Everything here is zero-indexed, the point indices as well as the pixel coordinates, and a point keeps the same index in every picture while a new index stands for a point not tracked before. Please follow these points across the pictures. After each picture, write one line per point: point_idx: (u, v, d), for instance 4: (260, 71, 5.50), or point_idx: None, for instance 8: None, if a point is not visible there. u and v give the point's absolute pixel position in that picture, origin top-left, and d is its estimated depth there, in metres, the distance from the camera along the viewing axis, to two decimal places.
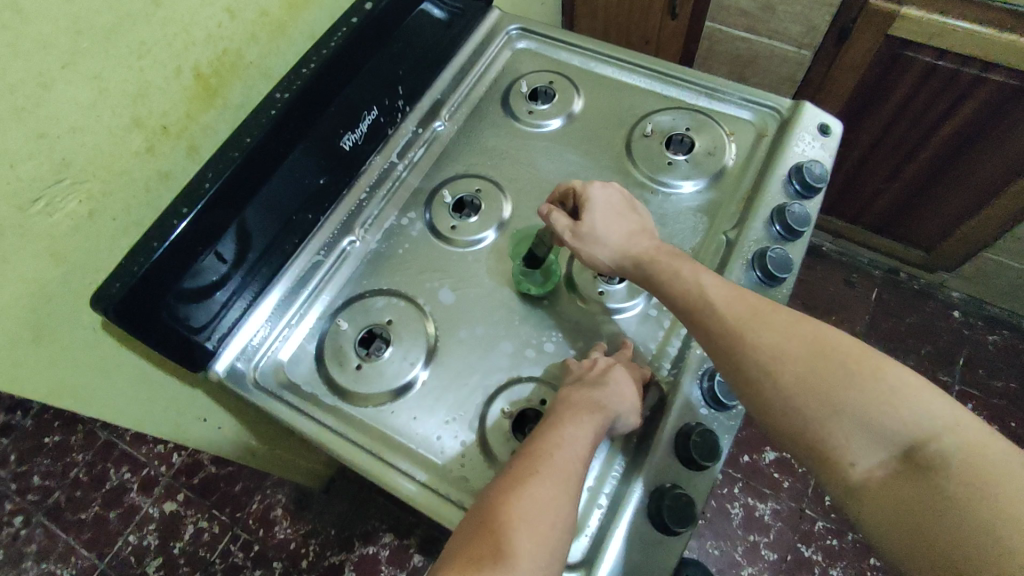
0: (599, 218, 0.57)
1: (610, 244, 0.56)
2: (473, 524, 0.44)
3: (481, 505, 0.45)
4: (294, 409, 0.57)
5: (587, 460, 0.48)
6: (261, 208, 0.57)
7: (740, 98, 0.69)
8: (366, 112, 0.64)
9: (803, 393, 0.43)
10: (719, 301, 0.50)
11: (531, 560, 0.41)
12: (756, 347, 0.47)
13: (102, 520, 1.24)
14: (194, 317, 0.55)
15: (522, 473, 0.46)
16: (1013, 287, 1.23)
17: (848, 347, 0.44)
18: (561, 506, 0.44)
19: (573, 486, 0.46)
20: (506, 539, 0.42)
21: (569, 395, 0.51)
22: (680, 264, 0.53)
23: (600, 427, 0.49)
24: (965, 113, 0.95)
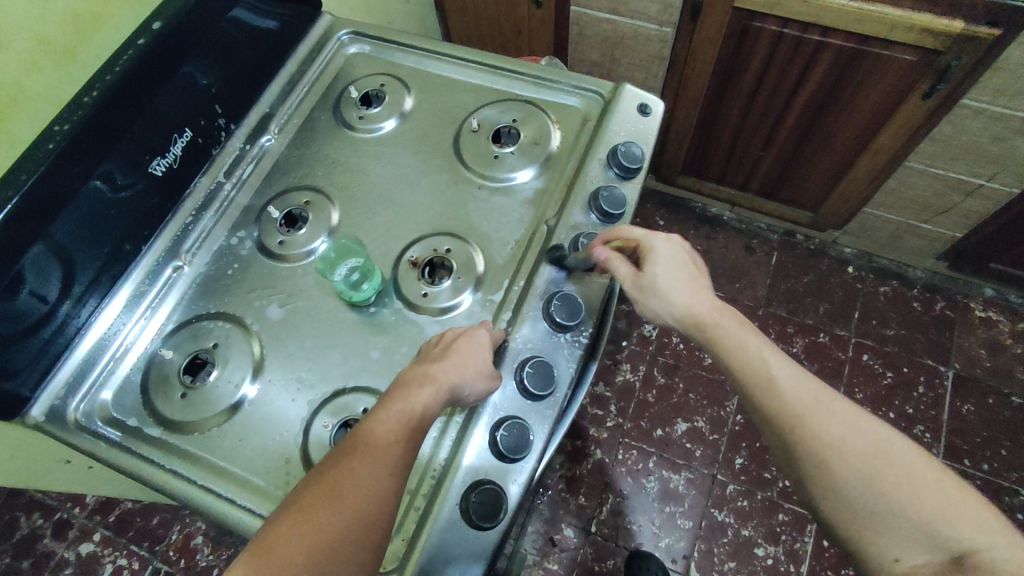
0: (661, 270, 0.58)
1: (673, 301, 0.58)
2: (293, 494, 0.45)
3: (306, 476, 0.47)
4: (119, 446, 0.56)
5: (410, 433, 0.48)
6: (78, 239, 0.55)
7: (568, 85, 0.70)
8: (177, 134, 0.62)
9: (801, 394, 0.52)
10: (785, 384, 0.53)
11: (331, 528, 0.43)
12: (833, 425, 0.50)
13: (14, 571, 1.20)
14: (10, 362, 0.54)
15: (336, 458, 0.47)
16: (894, 238, 1.29)
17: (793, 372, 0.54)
18: (376, 479, 0.46)
19: (392, 459, 0.47)
20: (298, 523, 0.43)
21: (404, 374, 0.52)
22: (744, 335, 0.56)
23: (427, 400, 0.50)
24: (818, 75, 1.00)
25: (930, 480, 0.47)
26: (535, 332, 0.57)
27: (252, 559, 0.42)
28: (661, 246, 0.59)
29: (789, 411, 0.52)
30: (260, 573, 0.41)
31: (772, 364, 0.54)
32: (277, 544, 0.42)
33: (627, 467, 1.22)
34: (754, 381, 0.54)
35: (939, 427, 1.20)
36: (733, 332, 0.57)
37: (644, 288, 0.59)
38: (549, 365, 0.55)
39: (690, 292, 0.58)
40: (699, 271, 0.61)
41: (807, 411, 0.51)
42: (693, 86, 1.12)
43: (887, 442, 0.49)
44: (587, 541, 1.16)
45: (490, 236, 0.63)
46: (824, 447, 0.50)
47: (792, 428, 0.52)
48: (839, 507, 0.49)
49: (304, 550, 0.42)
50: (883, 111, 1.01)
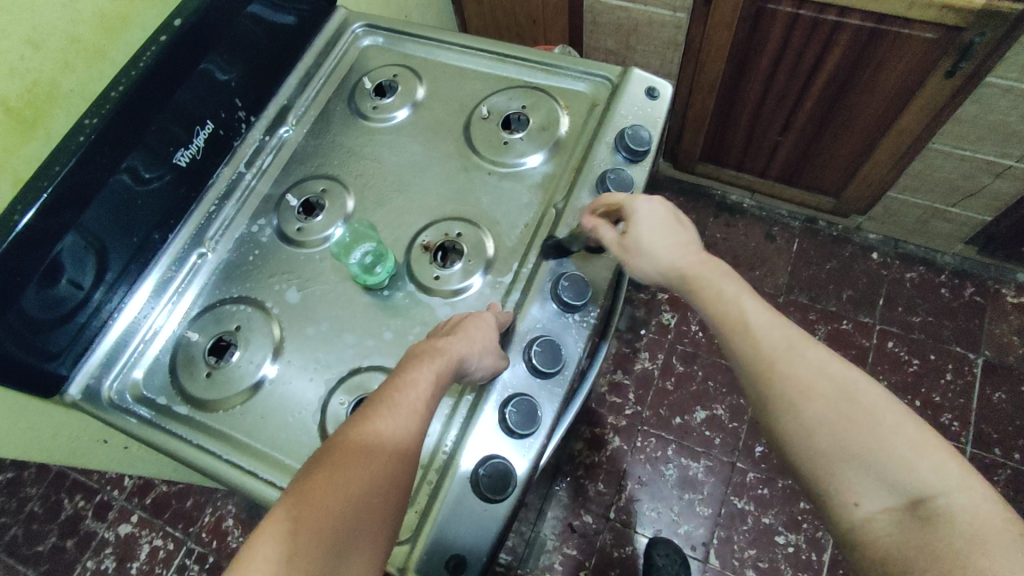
0: (645, 232, 0.57)
1: (655, 259, 0.58)
2: (318, 457, 0.46)
3: (330, 442, 0.47)
4: (149, 423, 0.59)
5: (426, 401, 0.50)
6: (110, 227, 0.59)
7: (576, 70, 0.71)
8: (199, 127, 0.65)
9: (772, 347, 0.52)
10: (761, 331, 0.53)
11: (363, 486, 0.45)
12: (803, 371, 0.50)
13: (59, 549, 1.27)
14: (50, 345, 0.57)
15: (361, 421, 0.48)
16: (921, 223, 1.26)
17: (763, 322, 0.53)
18: (399, 441, 0.48)
19: (411, 425, 0.49)
20: (330, 480, 0.44)
21: (414, 349, 0.53)
22: (724, 287, 0.56)
23: (441, 371, 0.51)
24: (835, 56, 0.98)
25: (896, 428, 0.47)
26: (544, 313, 0.58)
27: (289, 512, 0.43)
28: (642, 209, 0.58)
29: (761, 359, 0.52)
30: (298, 525, 0.42)
31: (750, 313, 0.54)
32: (312, 498, 0.43)
33: (645, 454, 1.22)
34: (728, 326, 0.54)
35: (968, 414, 1.18)
36: (712, 284, 0.56)
37: (630, 251, 0.58)
38: (557, 344, 0.56)
39: (673, 253, 0.58)
40: (683, 226, 0.60)
41: (777, 357, 0.51)
42: (709, 71, 1.11)
43: (855, 387, 0.49)
44: (605, 527, 1.17)
45: (499, 220, 0.64)
46: (791, 391, 0.50)
47: (763, 377, 0.52)
48: (804, 450, 0.49)
49: (338, 505, 0.43)
50: (905, 91, 0.99)
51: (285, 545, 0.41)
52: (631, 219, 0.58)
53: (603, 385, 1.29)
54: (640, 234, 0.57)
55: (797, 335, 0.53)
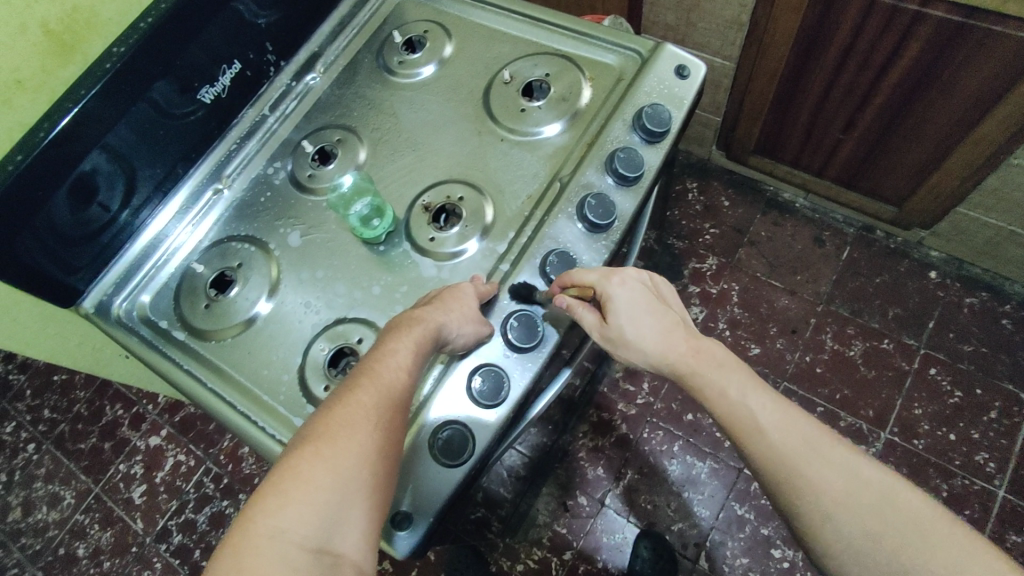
0: (627, 321, 0.55)
1: (644, 350, 0.56)
2: (302, 432, 0.44)
3: (312, 417, 0.45)
4: (148, 343, 0.63)
5: (407, 370, 0.49)
6: (136, 155, 0.61)
7: (606, 41, 0.68)
8: (226, 66, 0.66)
9: (795, 445, 0.51)
10: (779, 436, 0.52)
11: (351, 456, 0.43)
12: (831, 477, 0.50)
13: (97, 450, 1.39)
14: (73, 260, 0.61)
15: (345, 391, 0.46)
16: (992, 245, 1.16)
17: (783, 422, 0.52)
18: (382, 412, 0.46)
19: (393, 396, 0.47)
20: (318, 450, 0.42)
21: (395, 320, 0.52)
22: (723, 380, 0.55)
23: (421, 340, 0.50)
24: (912, 51, 0.89)
25: (937, 531, 0.47)
26: (529, 288, 0.57)
27: (282, 483, 0.41)
28: (618, 293, 0.55)
29: (786, 463, 0.51)
30: (292, 494, 0.40)
31: (764, 416, 0.53)
32: (302, 468, 0.41)
33: (651, 446, 1.20)
34: (752, 437, 0.52)
35: (1008, 457, 1.09)
36: (715, 382, 0.55)
37: (613, 337, 0.56)
38: (536, 320, 0.55)
39: (660, 339, 0.55)
40: (666, 304, 0.58)
41: (806, 463, 0.50)
42: (773, 56, 1.04)
43: (880, 483, 0.49)
44: (600, 512, 1.17)
45: (503, 189, 0.63)
46: (827, 502, 0.49)
47: (790, 483, 0.50)
48: (845, 561, 0.48)
49: (330, 475, 0.42)
50: (986, 96, 0.89)
51: (280, 515, 0.39)
52: (609, 306, 0.55)
53: (619, 371, 1.27)
54: (620, 322, 0.55)
55: (817, 436, 0.52)
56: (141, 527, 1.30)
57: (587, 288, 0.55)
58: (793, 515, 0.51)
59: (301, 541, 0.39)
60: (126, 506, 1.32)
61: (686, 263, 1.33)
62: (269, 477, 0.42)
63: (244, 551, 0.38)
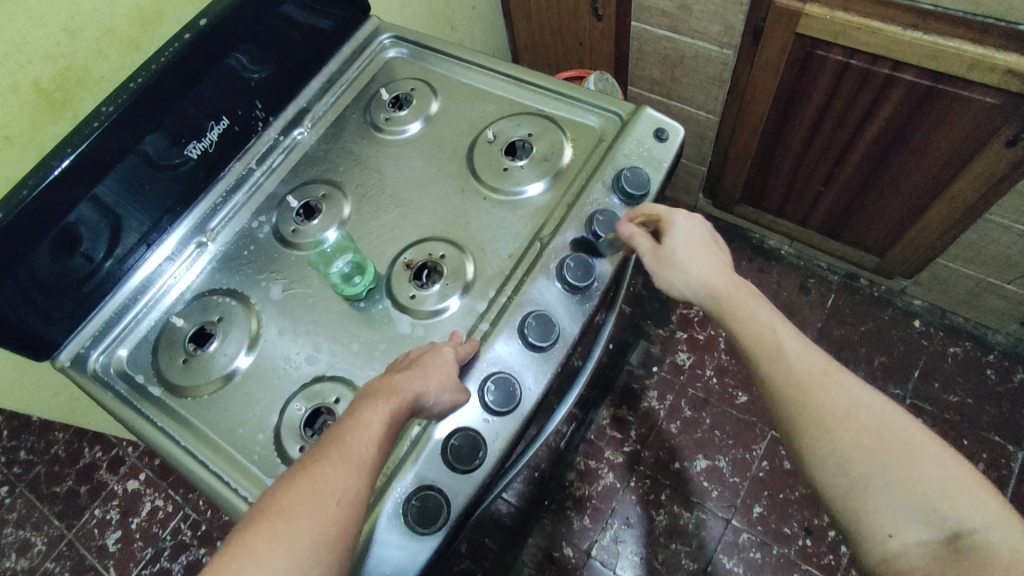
0: (680, 247, 0.58)
1: (688, 274, 0.58)
2: (262, 506, 0.43)
3: (275, 488, 0.44)
4: (123, 399, 0.62)
5: (378, 440, 0.47)
6: (126, 210, 0.63)
7: (588, 104, 0.70)
8: (214, 122, 0.67)
9: (806, 366, 0.54)
10: (796, 358, 0.54)
11: (308, 535, 0.42)
12: (839, 398, 0.52)
13: (73, 494, 1.35)
14: (53, 313, 0.61)
15: (311, 463, 0.45)
16: (973, 296, 1.17)
17: (792, 351, 0.55)
18: (346, 488, 0.44)
19: (361, 468, 0.46)
20: (276, 528, 0.41)
21: (371, 385, 0.51)
22: (757, 309, 0.57)
23: (396, 409, 0.49)
24: (886, 111, 0.92)
25: (927, 453, 0.48)
26: (508, 349, 0.57)
27: (234, 562, 0.40)
28: (680, 223, 0.59)
29: (797, 383, 0.53)
30: (243, 574, 0.39)
31: (787, 340, 0.55)
32: (258, 546, 0.40)
33: (638, 495, 1.18)
34: (765, 353, 0.55)
35: None
36: (748, 307, 0.57)
37: (663, 260, 0.59)
38: (514, 383, 0.55)
39: (706, 265, 0.58)
40: (717, 247, 0.61)
41: (814, 384, 0.53)
42: (754, 112, 1.07)
43: (881, 412, 0.51)
44: (586, 564, 1.14)
45: (484, 248, 0.63)
46: (828, 416, 0.51)
47: (797, 394, 0.53)
48: (832, 476, 0.50)
49: (284, 554, 0.40)
50: (959, 157, 0.92)
51: None
52: (669, 232, 0.59)
53: (606, 417, 1.26)
54: (671, 244, 0.58)
55: (831, 365, 0.54)
56: None
57: (653, 215, 0.59)
58: (794, 430, 0.53)
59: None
60: (99, 554, 1.28)
61: (674, 308, 1.35)
62: (222, 553, 0.41)
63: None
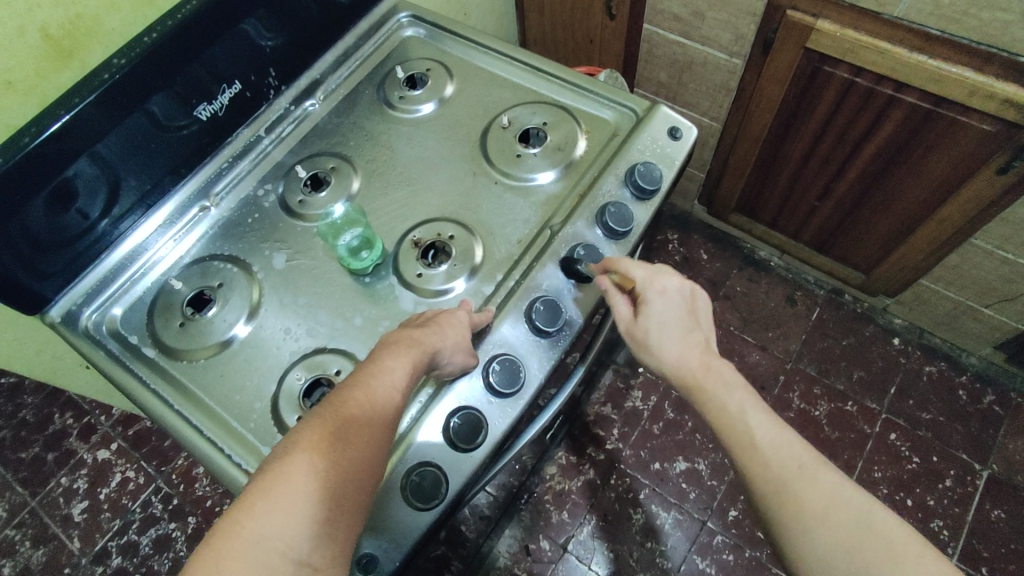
0: (654, 326, 0.58)
1: (661, 357, 0.57)
2: (290, 439, 0.43)
3: (300, 425, 0.44)
4: (115, 359, 0.60)
5: (401, 389, 0.48)
6: (127, 169, 0.61)
7: (604, 98, 0.70)
8: (226, 86, 0.66)
9: (782, 459, 0.51)
10: (771, 452, 0.51)
11: (341, 470, 0.42)
12: (817, 495, 0.49)
13: (39, 461, 1.31)
14: (46, 266, 0.59)
15: (336, 402, 0.45)
16: (951, 318, 1.21)
17: (767, 439, 0.52)
18: (374, 428, 0.45)
19: (385, 411, 0.47)
20: (309, 460, 0.41)
21: (389, 337, 0.52)
22: (728, 398, 0.55)
23: (417, 361, 0.50)
24: (885, 132, 0.95)
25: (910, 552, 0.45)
26: (514, 332, 0.57)
27: (270, 490, 0.39)
28: (655, 298, 0.58)
29: (775, 478, 0.50)
30: (282, 505, 0.38)
31: (761, 433, 0.53)
32: (293, 476, 0.40)
33: (617, 493, 1.19)
34: (743, 449, 0.53)
35: (960, 526, 1.11)
36: (722, 398, 0.55)
37: (639, 338, 0.58)
38: (518, 366, 0.55)
39: (678, 350, 0.57)
40: (696, 324, 0.59)
41: (791, 479, 0.50)
42: (756, 122, 1.09)
43: (860, 505, 0.48)
44: (561, 557, 1.15)
45: (494, 231, 0.63)
46: (811, 518, 0.48)
47: (774, 488, 0.50)
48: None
49: (319, 486, 0.40)
50: (950, 182, 0.95)
51: (268, 523, 0.37)
52: (644, 306, 0.58)
53: (590, 414, 1.27)
54: (646, 319, 0.58)
55: (808, 458, 0.51)
56: (77, 547, 1.22)
57: (630, 280, 0.58)
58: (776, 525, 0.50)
59: (285, 551, 0.37)
60: (64, 523, 1.25)
61: None
62: (254, 483, 0.40)
63: (223, 554, 0.36)
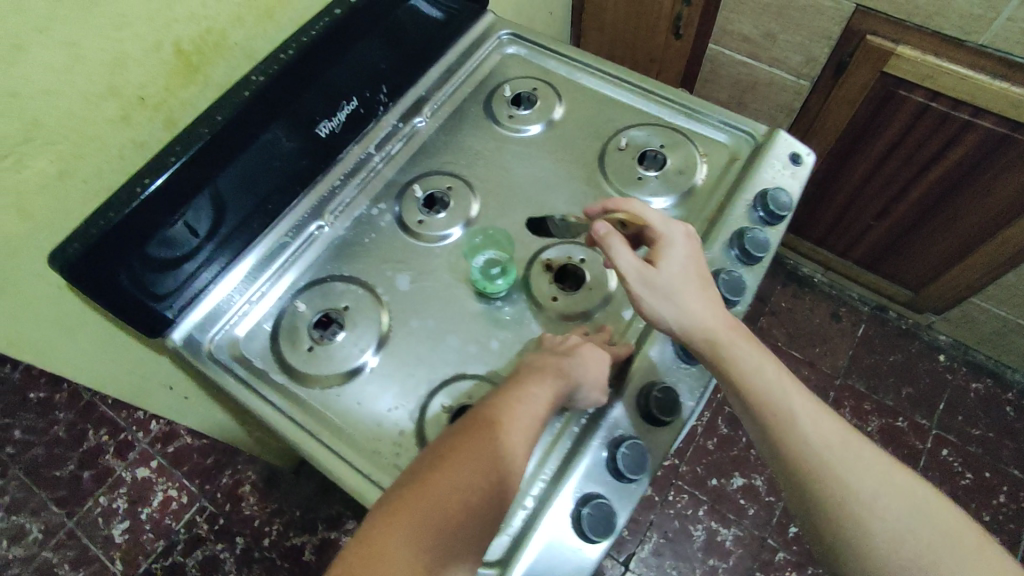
0: (672, 273, 0.56)
1: (682, 308, 0.55)
2: (436, 451, 0.48)
3: (446, 437, 0.49)
4: (243, 383, 0.58)
5: (539, 415, 0.50)
6: (233, 180, 0.57)
7: (719, 120, 0.70)
8: (345, 102, 0.65)
9: (853, 469, 0.51)
10: (840, 460, 0.51)
11: (474, 491, 0.46)
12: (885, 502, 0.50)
13: (75, 479, 1.27)
14: (158, 284, 0.56)
15: (479, 421, 0.49)
16: (998, 337, 1.23)
17: (834, 448, 0.52)
18: (512, 451, 0.48)
19: (524, 436, 0.49)
20: (447, 474, 0.46)
21: (534, 361, 0.54)
22: (788, 404, 0.54)
23: (558, 391, 0.52)
24: (956, 154, 0.97)
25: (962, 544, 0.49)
26: (663, 357, 0.58)
27: (412, 499, 0.45)
28: (670, 247, 0.57)
29: (843, 483, 0.50)
30: (421, 514, 0.44)
31: (829, 444, 0.52)
32: (433, 488, 0.45)
33: (675, 510, 1.19)
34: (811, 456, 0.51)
35: (1014, 540, 1.14)
36: (785, 404, 0.53)
37: (655, 284, 0.56)
38: (675, 393, 0.56)
39: (701, 306, 0.55)
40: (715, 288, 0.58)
41: (860, 487, 0.50)
42: (819, 142, 1.11)
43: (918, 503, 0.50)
44: None
45: None
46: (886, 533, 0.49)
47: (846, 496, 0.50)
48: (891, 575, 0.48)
49: (452, 501, 0.45)
50: (1016, 205, 0.97)
51: (405, 527, 0.43)
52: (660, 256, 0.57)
53: None
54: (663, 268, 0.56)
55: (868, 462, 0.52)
56: (120, 570, 1.18)
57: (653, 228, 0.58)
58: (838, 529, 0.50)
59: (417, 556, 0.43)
60: (104, 544, 1.20)
61: None
62: (401, 487, 0.46)
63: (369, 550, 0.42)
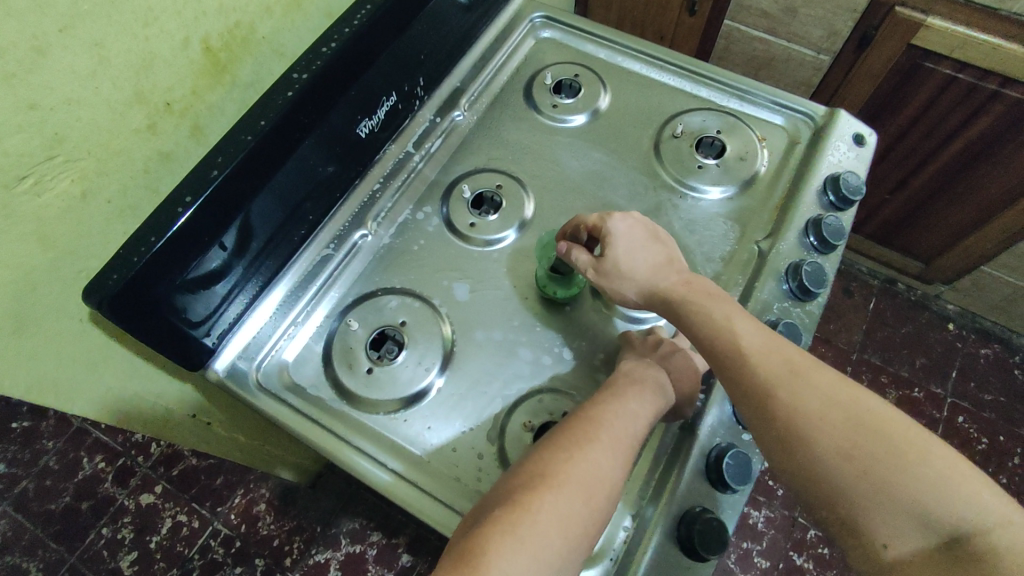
0: (621, 252, 0.54)
1: (636, 279, 0.54)
2: (531, 472, 0.43)
3: (538, 457, 0.45)
4: (298, 412, 0.53)
5: (638, 434, 0.47)
6: (265, 201, 0.50)
7: (773, 102, 0.67)
8: (384, 98, 0.59)
9: (817, 410, 0.43)
10: (801, 406, 0.44)
11: (578, 518, 0.42)
12: (851, 443, 0.41)
13: (73, 511, 1.19)
14: (195, 313, 0.49)
15: (577, 439, 0.45)
16: (1007, 302, 1.24)
17: (793, 391, 0.44)
18: (614, 474, 0.45)
19: (624, 455, 0.46)
20: (551, 499, 0.41)
21: (630, 370, 0.51)
22: (743, 357, 0.47)
23: (657, 407, 0.49)
24: (982, 124, 0.96)
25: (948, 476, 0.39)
26: None
27: (519, 526, 0.40)
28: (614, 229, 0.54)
29: (796, 433, 0.43)
30: (529, 543, 0.39)
31: (788, 387, 0.45)
32: (539, 514, 0.40)
33: None
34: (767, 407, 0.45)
35: None
36: (744, 356, 0.47)
37: (608, 275, 0.54)
38: None
39: (653, 270, 0.53)
40: (665, 242, 0.55)
41: (818, 432, 0.42)
42: None
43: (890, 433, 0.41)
44: None
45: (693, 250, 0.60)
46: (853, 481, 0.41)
47: (800, 445, 0.43)
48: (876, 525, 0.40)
49: (558, 529, 0.41)
50: None
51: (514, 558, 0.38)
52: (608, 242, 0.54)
53: None
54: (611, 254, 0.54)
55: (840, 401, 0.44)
56: None
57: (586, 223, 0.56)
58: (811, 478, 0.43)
59: None
60: None
61: None
62: (501, 512, 0.41)
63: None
